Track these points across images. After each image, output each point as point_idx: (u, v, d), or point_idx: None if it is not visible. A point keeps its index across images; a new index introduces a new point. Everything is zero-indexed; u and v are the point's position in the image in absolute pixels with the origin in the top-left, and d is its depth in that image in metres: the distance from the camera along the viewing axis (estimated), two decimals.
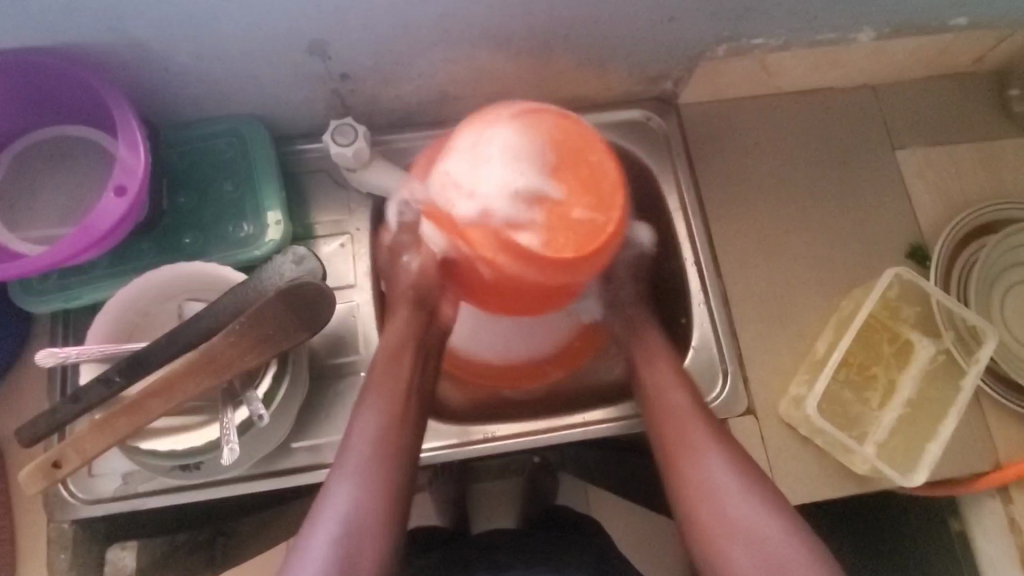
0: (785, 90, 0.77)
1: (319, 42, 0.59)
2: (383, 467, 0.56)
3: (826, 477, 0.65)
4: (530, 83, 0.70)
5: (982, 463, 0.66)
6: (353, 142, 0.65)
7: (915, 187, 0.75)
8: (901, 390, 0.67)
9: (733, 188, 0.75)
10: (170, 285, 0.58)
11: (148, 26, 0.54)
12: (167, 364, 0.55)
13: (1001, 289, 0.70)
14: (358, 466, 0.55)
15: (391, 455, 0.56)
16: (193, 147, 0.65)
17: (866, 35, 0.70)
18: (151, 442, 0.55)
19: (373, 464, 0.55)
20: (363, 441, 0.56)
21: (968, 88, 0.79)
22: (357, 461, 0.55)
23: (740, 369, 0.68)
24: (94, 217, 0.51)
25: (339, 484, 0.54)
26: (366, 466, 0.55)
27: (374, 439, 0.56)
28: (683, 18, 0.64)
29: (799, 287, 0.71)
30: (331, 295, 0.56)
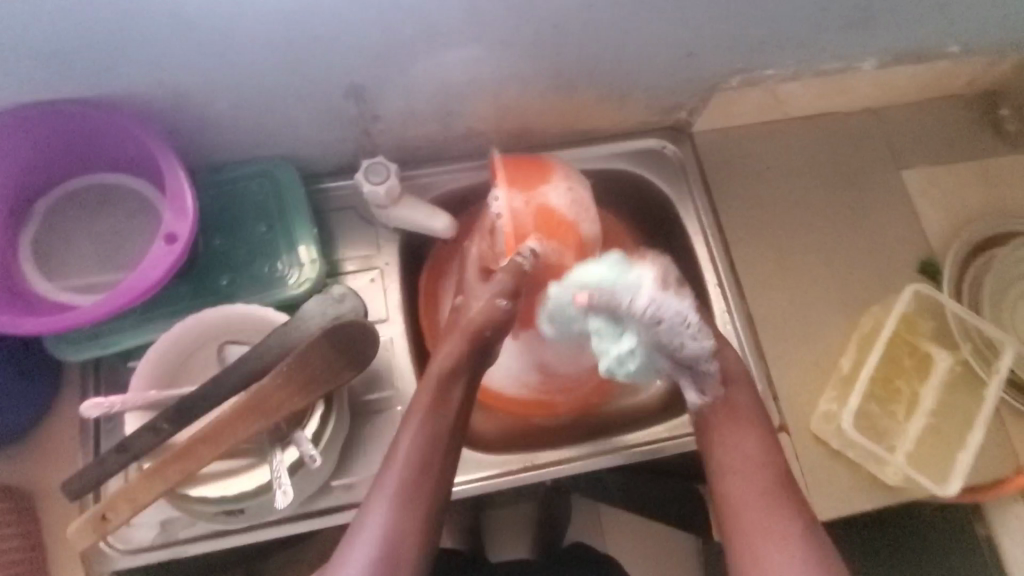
0: (792, 116, 0.80)
1: (355, 85, 0.61)
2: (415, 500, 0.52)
3: (860, 490, 0.67)
4: (552, 117, 0.72)
5: (1006, 469, 0.68)
6: (386, 180, 0.67)
7: (921, 204, 0.78)
8: (925, 402, 0.69)
9: (749, 211, 0.77)
10: (213, 329, 0.59)
11: (193, 75, 0.55)
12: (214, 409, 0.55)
13: (1015, 300, 0.73)
14: (393, 492, 0.52)
15: (421, 485, 0.52)
16: (226, 190, 0.66)
17: (869, 64, 0.74)
18: (201, 489, 0.55)
19: (406, 489, 0.52)
20: (400, 464, 0.53)
21: (961, 109, 0.83)
22: (394, 486, 0.52)
23: (770, 387, 0.70)
24: (147, 265, 0.51)
25: (374, 510, 0.51)
26: (402, 492, 0.52)
27: (408, 471, 0.52)
28: (701, 53, 0.67)
29: (820, 305, 0.73)
30: (376, 332, 0.57)
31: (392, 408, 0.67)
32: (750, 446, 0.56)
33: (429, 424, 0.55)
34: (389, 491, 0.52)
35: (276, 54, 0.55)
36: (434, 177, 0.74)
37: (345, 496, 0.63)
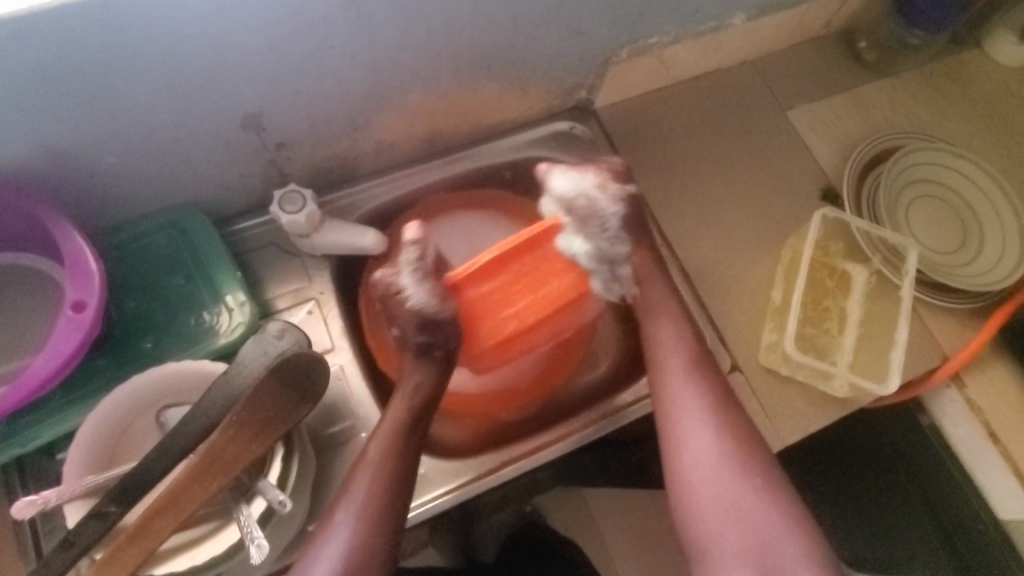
0: (681, 79, 0.85)
1: (253, 116, 0.58)
2: (372, 539, 0.54)
3: (816, 410, 0.71)
4: (460, 117, 0.73)
5: (933, 360, 0.74)
6: (303, 207, 0.64)
7: (811, 139, 0.85)
8: (852, 315, 0.74)
9: (661, 172, 0.81)
10: (147, 395, 0.54)
11: (67, 132, 0.51)
12: (164, 479, 0.51)
13: (906, 206, 0.80)
14: (358, 506, 0.55)
15: (372, 524, 0.55)
16: (130, 248, 0.62)
17: (739, 19, 0.79)
18: (166, 566, 0.50)
19: (357, 520, 0.55)
20: (350, 497, 0.56)
21: (826, 48, 0.90)
22: (359, 499, 0.56)
23: (716, 332, 0.73)
24: (58, 339, 0.48)
25: (341, 520, 0.55)
26: (363, 507, 0.55)
27: (368, 492, 0.56)
28: (589, 31, 0.69)
29: (743, 247, 0.78)
30: (323, 359, 0.55)
31: (357, 436, 0.65)
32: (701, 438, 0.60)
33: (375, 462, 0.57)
34: (341, 527, 0.55)
35: (159, 95, 0.52)
36: (352, 197, 0.73)
37: None
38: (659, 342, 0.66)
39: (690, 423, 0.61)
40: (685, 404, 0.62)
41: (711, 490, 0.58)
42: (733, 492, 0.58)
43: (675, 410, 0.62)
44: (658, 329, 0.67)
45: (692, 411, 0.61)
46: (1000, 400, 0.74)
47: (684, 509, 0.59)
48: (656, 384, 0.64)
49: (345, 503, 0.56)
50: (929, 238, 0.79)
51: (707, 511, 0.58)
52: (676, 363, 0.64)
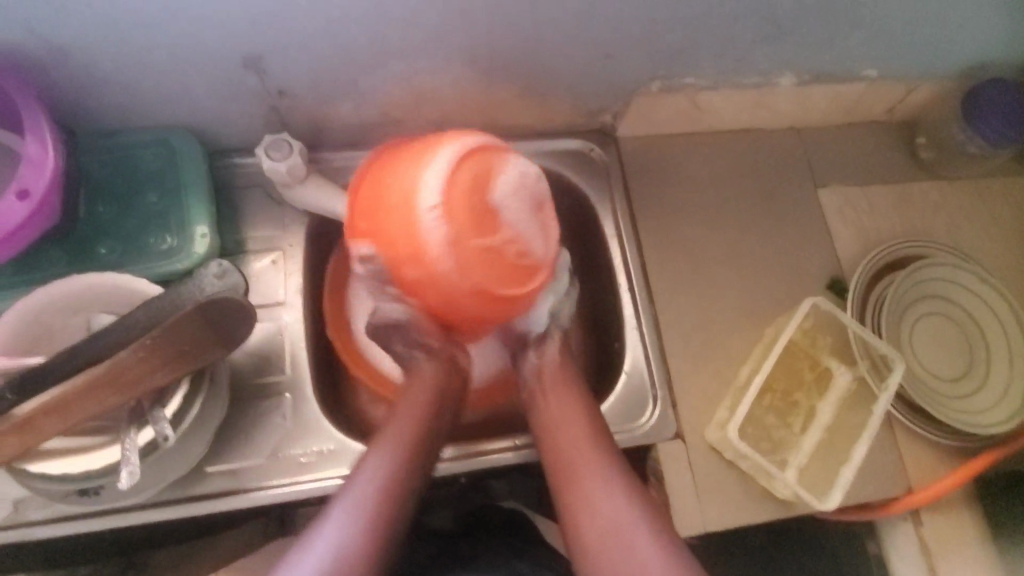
0: (716, 129, 0.81)
1: (254, 58, 0.59)
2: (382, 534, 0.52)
3: (751, 502, 0.67)
4: (472, 110, 0.71)
5: (896, 488, 0.69)
6: (288, 158, 0.64)
7: (835, 223, 0.79)
8: (820, 416, 0.70)
9: (666, 217, 0.77)
10: (79, 298, 0.56)
11: (66, 29, 0.52)
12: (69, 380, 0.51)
13: (914, 320, 0.74)
14: (359, 499, 0.53)
15: (381, 515, 0.53)
16: (116, 155, 0.63)
17: (788, 81, 0.75)
18: (42, 465, 0.53)
19: (353, 520, 0.52)
20: (349, 497, 0.53)
21: (881, 135, 0.85)
22: (360, 494, 0.54)
23: (670, 394, 0.69)
24: None
25: (333, 517, 0.52)
26: (368, 499, 0.53)
27: (370, 485, 0.54)
28: (618, 55, 0.67)
29: (726, 315, 0.73)
30: (251, 306, 0.54)
31: (281, 394, 0.65)
32: (603, 506, 0.55)
33: (387, 458, 0.56)
34: (339, 520, 0.52)
35: (161, 14, 0.53)
36: (349, 161, 0.73)
37: (221, 483, 0.61)
38: (552, 407, 0.63)
39: (598, 492, 0.56)
40: (585, 474, 0.57)
41: (630, 566, 0.52)
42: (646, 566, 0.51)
43: (591, 481, 0.57)
44: (557, 394, 0.64)
45: (589, 476, 0.57)
46: (953, 546, 0.69)
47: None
48: (552, 462, 0.60)
49: (341, 499, 0.54)
50: (929, 359, 0.73)
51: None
52: (572, 437, 0.60)
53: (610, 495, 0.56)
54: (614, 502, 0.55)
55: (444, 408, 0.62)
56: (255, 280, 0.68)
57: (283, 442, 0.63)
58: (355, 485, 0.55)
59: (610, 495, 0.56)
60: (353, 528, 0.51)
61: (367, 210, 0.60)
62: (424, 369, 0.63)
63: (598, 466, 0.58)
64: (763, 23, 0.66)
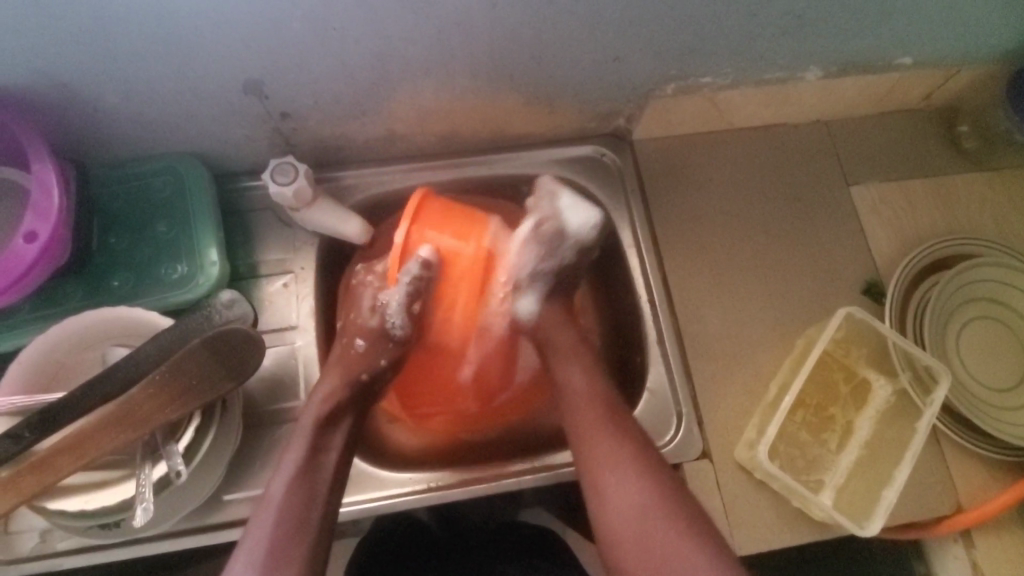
0: (738, 127, 0.77)
1: (254, 83, 0.58)
2: (298, 527, 0.51)
3: (785, 525, 0.63)
4: (480, 122, 0.69)
5: (944, 506, 0.64)
6: (294, 181, 0.63)
7: (870, 222, 0.75)
8: (858, 432, 0.66)
9: (686, 222, 0.74)
10: (94, 332, 0.57)
11: (67, 65, 0.52)
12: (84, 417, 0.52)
13: (960, 326, 0.69)
14: (267, 522, 0.50)
15: (277, 539, 0.50)
16: (128, 186, 0.64)
17: (813, 74, 0.70)
18: (60, 502, 0.52)
19: (274, 539, 0.49)
20: (259, 522, 0.51)
21: (918, 124, 0.79)
22: (268, 514, 0.51)
23: (695, 411, 0.66)
24: (8, 259, 0.52)
25: (249, 544, 0.50)
26: (277, 521, 0.50)
27: (280, 507, 0.51)
28: (628, 57, 0.64)
29: (753, 325, 0.70)
30: (261, 338, 0.55)
31: (295, 420, 0.64)
32: (581, 387, 0.60)
33: (281, 486, 0.53)
34: (241, 556, 0.49)
35: (159, 46, 0.53)
36: (357, 179, 0.72)
37: (239, 511, 0.61)
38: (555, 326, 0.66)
39: (603, 450, 0.56)
40: (570, 377, 0.62)
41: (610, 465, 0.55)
42: (641, 509, 0.52)
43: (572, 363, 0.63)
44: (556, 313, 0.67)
45: (574, 377, 0.61)
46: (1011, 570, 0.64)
47: (596, 502, 0.54)
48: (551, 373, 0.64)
49: (250, 528, 0.51)
50: (977, 367, 0.68)
51: (623, 530, 0.52)
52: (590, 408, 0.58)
53: (615, 447, 0.55)
54: (616, 446, 0.55)
55: (332, 430, 0.58)
56: (268, 304, 0.68)
57: None
58: (259, 513, 0.51)
59: (610, 444, 0.56)
60: (256, 557, 0.49)
61: (449, 256, 0.64)
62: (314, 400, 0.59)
63: (610, 436, 0.56)
64: (783, 17, 0.62)
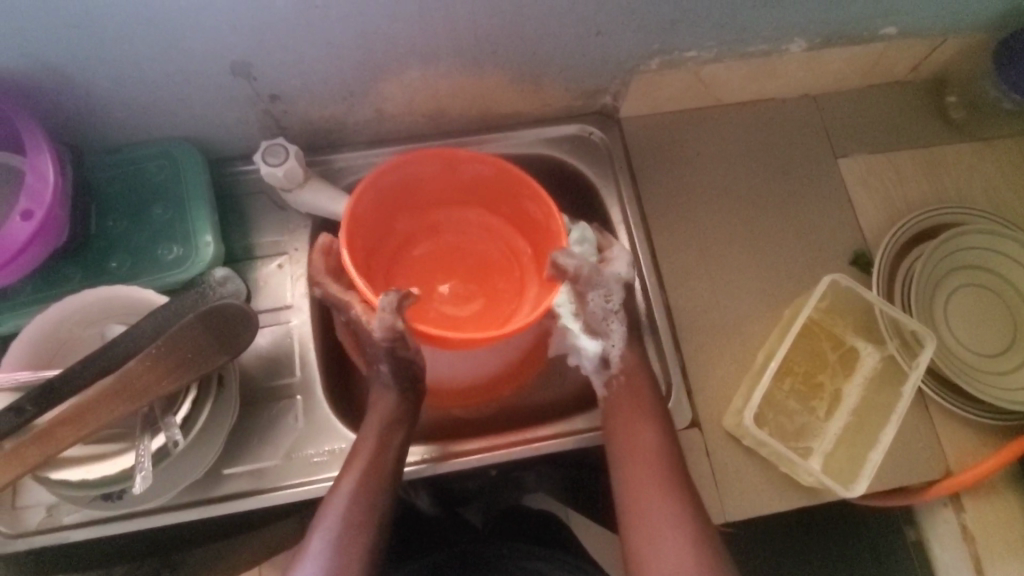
0: (725, 103, 0.77)
1: (242, 64, 0.60)
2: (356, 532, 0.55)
3: (774, 491, 0.64)
4: (467, 102, 0.70)
5: (933, 472, 0.65)
6: (284, 162, 0.64)
7: (858, 194, 0.75)
8: (847, 399, 0.67)
9: (674, 197, 0.75)
10: (91, 310, 0.58)
11: (61, 50, 0.54)
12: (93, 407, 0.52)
13: (947, 295, 0.70)
14: (329, 528, 0.55)
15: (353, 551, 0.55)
16: (123, 170, 0.65)
17: (798, 46, 0.71)
18: (62, 472, 0.54)
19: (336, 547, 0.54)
20: (321, 532, 0.55)
21: (905, 96, 0.79)
22: (331, 523, 0.55)
23: (685, 382, 0.67)
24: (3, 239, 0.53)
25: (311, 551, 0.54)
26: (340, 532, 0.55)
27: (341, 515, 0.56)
28: (610, 32, 0.64)
29: (741, 297, 0.71)
30: (254, 315, 0.56)
31: (292, 396, 0.66)
32: (647, 435, 0.61)
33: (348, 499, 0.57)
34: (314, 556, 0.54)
35: (148, 30, 0.54)
36: (349, 162, 0.73)
37: (238, 485, 0.62)
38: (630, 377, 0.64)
39: (652, 505, 0.57)
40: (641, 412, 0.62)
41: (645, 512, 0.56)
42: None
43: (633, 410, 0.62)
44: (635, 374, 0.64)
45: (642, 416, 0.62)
46: (1002, 533, 0.64)
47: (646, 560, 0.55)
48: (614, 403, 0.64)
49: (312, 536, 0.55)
50: (965, 334, 0.69)
51: None
52: (651, 499, 0.57)
53: (658, 491, 0.57)
54: (677, 537, 0.54)
55: (388, 447, 0.60)
56: (263, 284, 0.69)
57: (296, 443, 0.64)
58: (327, 507, 0.57)
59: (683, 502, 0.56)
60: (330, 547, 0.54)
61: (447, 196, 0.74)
62: (373, 426, 0.62)
63: (670, 503, 0.56)
64: None
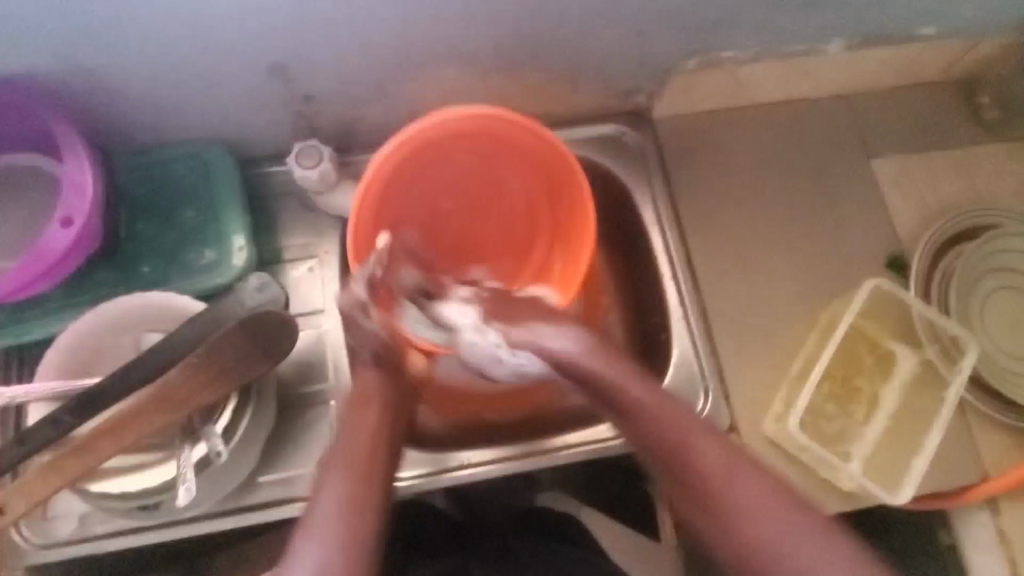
0: (758, 102, 0.76)
1: (279, 64, 0.58)
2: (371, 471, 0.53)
3: (814, 496, 0.64)
4: (500, 101, 0.69)
5: (971, 475, 0.65)
6: (318, 164, 0.63)
7: (892, 196, 0.74)
8: (884, 403, 0.66)
9: (708, 199, 0.74)
10: (127, 318, 0.57)
11: (95, 52, 0.52)
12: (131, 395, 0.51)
13: (984, 298, 0.69)
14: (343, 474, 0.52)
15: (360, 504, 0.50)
16: (152, 172, 0.64)
17: (835, 46, 0.70)
18: (104, 483, 0.55)
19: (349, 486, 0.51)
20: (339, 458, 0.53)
21: (938, 96, 0.78)
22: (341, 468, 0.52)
23: (722, 386, 0.67)
24: (41, 248, 0.52)
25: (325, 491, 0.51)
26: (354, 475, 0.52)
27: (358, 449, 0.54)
28: (652, 32, 0.63)
29: (777, 300, 0.70)
30: (294, 323, 0.55)
31: (326, 403, 0.65)
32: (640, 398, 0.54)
33: (343, 488, 0.51)
34: (314, 539, 0.47)
35: (185, 30, 0.52)
36: None
37: (276, 493, 0.62)
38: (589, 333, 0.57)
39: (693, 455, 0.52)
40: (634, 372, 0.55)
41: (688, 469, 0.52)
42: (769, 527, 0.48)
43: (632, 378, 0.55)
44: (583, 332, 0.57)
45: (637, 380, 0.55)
46: None
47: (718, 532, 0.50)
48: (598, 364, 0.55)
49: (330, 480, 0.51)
50: (1002, 338, 0.68)
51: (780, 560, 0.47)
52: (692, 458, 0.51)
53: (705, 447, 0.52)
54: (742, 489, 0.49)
55: (379, 439, 0.56)
56: (293, 288, 0.68)
57: None
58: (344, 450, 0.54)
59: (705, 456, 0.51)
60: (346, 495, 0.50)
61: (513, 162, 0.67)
62: (375, 379, 0.59)
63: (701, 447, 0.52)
64: None
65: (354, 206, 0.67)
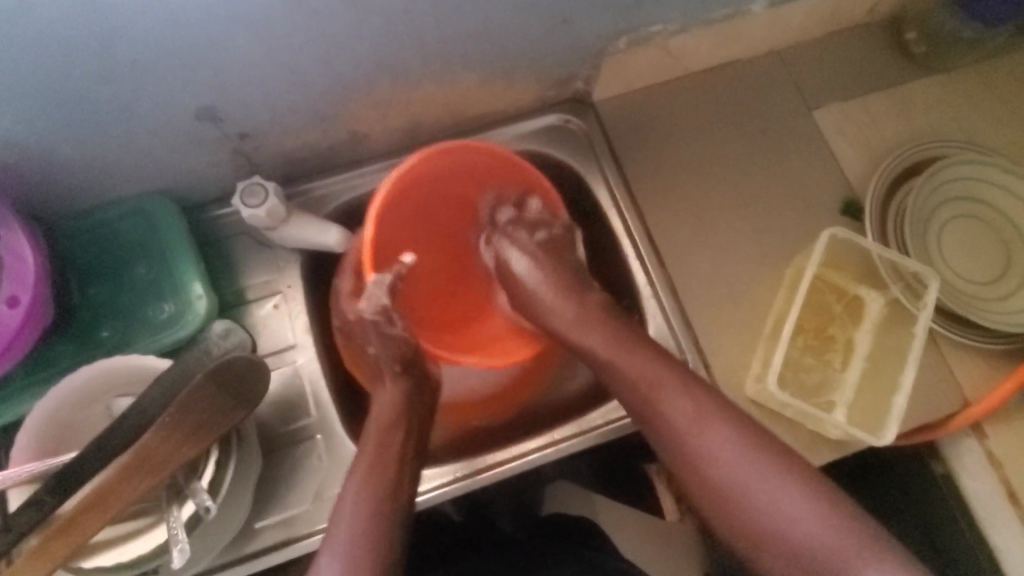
0: (693, 71, 0.77)
1: (207, 107, 0.57)
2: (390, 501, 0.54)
3: (805, 448, 0.65)
4: (439, 109, 0.69)
5: (951, 403, 0.67)
6: (264, 201, 0.62)
7: (837, 143, 0.76)
8: (859, 346, 0.68)
9: (660, 174, 0.74)
10: (94, 387, 0.56)
11: (16, 122, 0.51)
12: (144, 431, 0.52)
13: (940, 229, 0.71)
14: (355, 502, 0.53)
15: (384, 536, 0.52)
16: (98, 234, 0.63)
17: (760, 6, 0.70)
18: (96, 559, 0.54)
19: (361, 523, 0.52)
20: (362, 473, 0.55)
21: (867, 38, 0.80)
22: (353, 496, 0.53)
23: (701, 356, 0.68)
24: None
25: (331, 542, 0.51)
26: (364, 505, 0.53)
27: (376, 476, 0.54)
28: (576, 19, 0.63)
29: (742, 263, 0.71)
30: (263, 362, 0.55)
31: (312, 437, 0.64)
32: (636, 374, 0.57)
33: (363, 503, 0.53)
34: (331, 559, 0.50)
35: (105, 86, 0.51)
36: (328, 189, 0.71)
37: (275, 535, 0.61)
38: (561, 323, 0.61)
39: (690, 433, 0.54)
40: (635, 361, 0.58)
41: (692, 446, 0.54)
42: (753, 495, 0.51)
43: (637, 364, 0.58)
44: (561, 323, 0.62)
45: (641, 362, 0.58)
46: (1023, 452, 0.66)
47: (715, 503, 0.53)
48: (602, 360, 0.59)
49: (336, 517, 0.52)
50: (961, 265, 0.70)
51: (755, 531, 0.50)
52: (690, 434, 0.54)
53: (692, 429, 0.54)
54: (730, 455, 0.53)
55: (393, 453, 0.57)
56: (261, 327, 0.67)
57: (325, 483, 0.63)
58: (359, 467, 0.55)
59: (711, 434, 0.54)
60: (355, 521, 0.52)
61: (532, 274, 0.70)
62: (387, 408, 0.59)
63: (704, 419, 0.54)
64: None
65: (309, 238, 0.66)
